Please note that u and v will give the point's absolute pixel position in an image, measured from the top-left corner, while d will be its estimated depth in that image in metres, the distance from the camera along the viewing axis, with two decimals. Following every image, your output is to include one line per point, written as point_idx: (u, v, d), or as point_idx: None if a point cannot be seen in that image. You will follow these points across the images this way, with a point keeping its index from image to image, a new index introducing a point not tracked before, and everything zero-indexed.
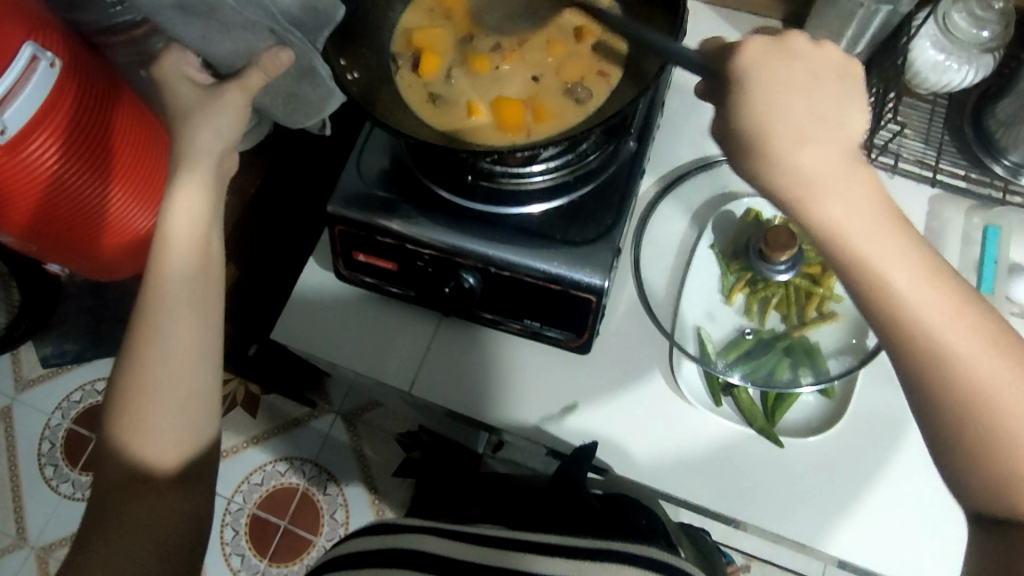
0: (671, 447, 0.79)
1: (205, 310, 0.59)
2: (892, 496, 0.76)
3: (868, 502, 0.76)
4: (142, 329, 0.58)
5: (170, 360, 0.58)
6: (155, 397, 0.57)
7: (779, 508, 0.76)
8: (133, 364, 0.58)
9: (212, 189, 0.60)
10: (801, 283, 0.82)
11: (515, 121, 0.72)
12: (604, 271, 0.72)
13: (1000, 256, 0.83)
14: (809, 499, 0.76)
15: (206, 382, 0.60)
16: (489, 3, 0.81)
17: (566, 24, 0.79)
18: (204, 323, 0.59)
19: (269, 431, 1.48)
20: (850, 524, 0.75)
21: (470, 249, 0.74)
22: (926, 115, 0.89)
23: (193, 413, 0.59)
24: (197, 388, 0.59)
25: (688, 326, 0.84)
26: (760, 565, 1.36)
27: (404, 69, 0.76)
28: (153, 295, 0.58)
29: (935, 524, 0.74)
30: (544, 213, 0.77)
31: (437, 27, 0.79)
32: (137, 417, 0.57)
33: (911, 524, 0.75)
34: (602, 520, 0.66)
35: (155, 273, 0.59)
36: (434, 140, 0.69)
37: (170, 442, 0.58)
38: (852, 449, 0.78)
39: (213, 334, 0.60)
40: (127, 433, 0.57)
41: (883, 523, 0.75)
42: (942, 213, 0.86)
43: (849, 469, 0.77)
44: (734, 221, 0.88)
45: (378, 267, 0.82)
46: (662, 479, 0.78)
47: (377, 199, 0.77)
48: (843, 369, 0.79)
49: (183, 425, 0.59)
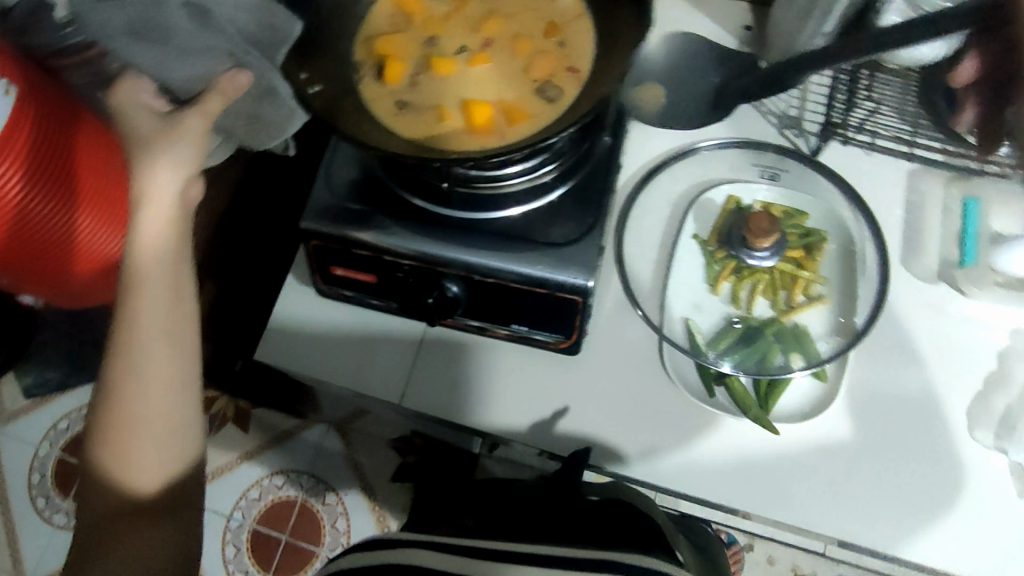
0: (682, 445, 0.78)
1: (179, 340, 0.57)
2: (953, 489, 0.75)
3: (919, 502, 0.75)
4: (116, 366, 0.55)
5: (147, 394, 0.56)
6: (135, 430, 0.56)
7: (820, 505, 0.75)
8: (108, 397, 0.56)
9: (177, 219, 0.57)
10: (785, 267, 0.83)
11: (487, 124, 0.71)
12: (589, 271, 0.71)
13: (981, 227, 0.84)
14: (849, 494, 0.76)
15: (185, 409, 0.58)
16: (451, 5, 0.78)
17: (532, 20, 0.77)
18: (179, 355, 0.57)
19: (261, 446, 1.46)
20: (899, 522, 0.74)
21: (452, 258, 0.73)
22: (900, 89, 0.88)
23: (174, 440, 0.58)
24: (177, 415, 0.58)
25: (676, 318, 0.84)
26: (763, 542, 1.36)
27: (367, 79, 0.74)
28: (124, 326, 0.55)
29: (959, 509, 0.74)
30: (524, 216, 0.75)
31: (399, 32, 0.76)
32: (120, 450, 0.56)
33: (963, 524, 0.74)
34: (603, 526, 0.65)
35: (125, 303, 0.56)
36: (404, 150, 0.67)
37: (154, 473, 0.57)
38: (888, 439, 0.77)
39: (190, 363, 0.59)
40: (111, 465, 0.56)
41: (937, 525, 0.74)
42: (921, 186, 0.88)
43: (885, 463, 0.77)
44: (714, 209, 0.88)
45: (357, 280, 0.80)
46: (682, 481, 0.77)
47: (350, 212, 0.76)
48: (832, 351, 0.80)
49: (166, 455, 0.57)
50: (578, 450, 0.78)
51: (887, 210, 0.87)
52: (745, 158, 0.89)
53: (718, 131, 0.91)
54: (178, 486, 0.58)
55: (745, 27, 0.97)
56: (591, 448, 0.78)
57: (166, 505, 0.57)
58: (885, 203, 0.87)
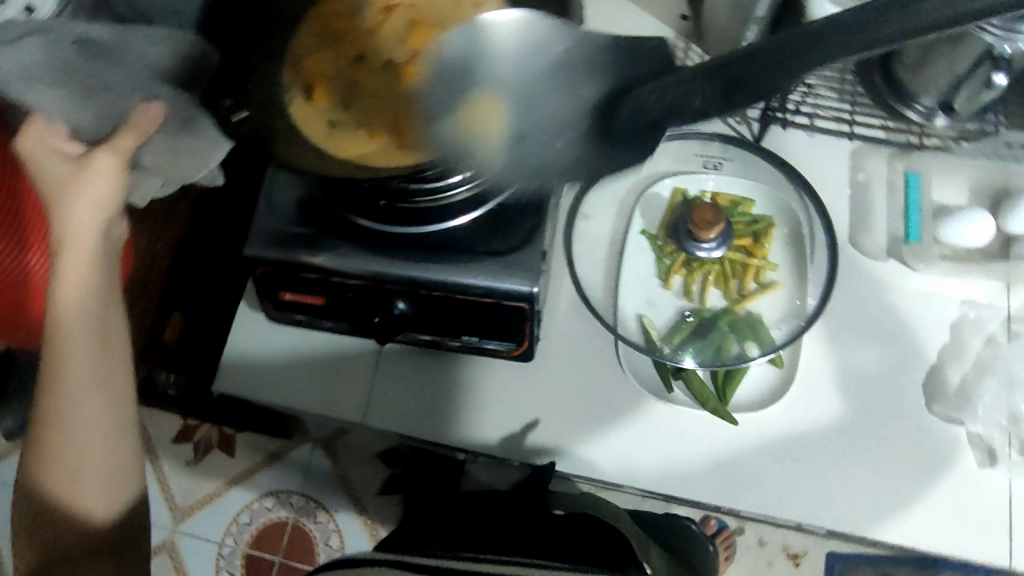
0: (650, 445, 0.78)
1: (108, 379, 0.57)
2: (922, 464, 0.76)
3: (891, 479, 0.75)
4: (47, 407, 0.56)
5: (79, 434, 0.57)
6: (73, 466, 0.57)
7: (792, 492, 0.76)
8: (44, 435, 0.57)
9: (99, 261, 0.57)
10: (735, 256, 0.83)
11: (416, 138, 0.71)
12: (533, 276, 0.71)
13: (924, 202, 0.85)
14: (820, 479, 0.76)
15: (124, 442, 0.59)
16: (376, 19, 0.78)
17: (458, 29, 0.77)
18: (113, 392, 0.58)
19: (252, 469, 1.41)
20: (872, 501, 0.75)
21: (398, 275, 0.72)
22: (838, 68, 0.87)
23: (115, 472, 0.59)
24: (116, 449, 0.59)
25: (630, 315, 0.83)
26: None
27: (295, 102, 0.71)
28: (52, 371, 0.56)
29: (927, 484, 0.75)
30: (468, 226, 0.75)
31: (324, 49, 0.75)
32: (64, 485, 0.57)
33: (933, 497, 0.75)
34: (571, 546, 0.64)
35: (51, 348, 0.56)
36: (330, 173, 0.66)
37: (102, 503, 0.59)
38: (855, 420, 0.78)
39: (123, 397, 0.59)
40: (57, 500, 0.58)
41: (909, 500, 0.75)
42: (865, 164, 0.87)
43: (854, 444, 0.77)
44: (663, 203, 0.88)
45: (306, 304, 0.80)
46: (652, 480, 0.77)
47: (293, 236, 0.75)
48: (786, 335, 0.80)
49: (107, 484, 0.59)
50: (545, 464, 0.78)
51: (833, 190, 0.87)
52: (688, 149, 0.89)
53: None
54: (124, 514, 0.60)
55: (682, 17, 0.95)
56: (555, 461, 0.78)
57: (112, 535, 0.60)
58: (831, 184, 0.87)
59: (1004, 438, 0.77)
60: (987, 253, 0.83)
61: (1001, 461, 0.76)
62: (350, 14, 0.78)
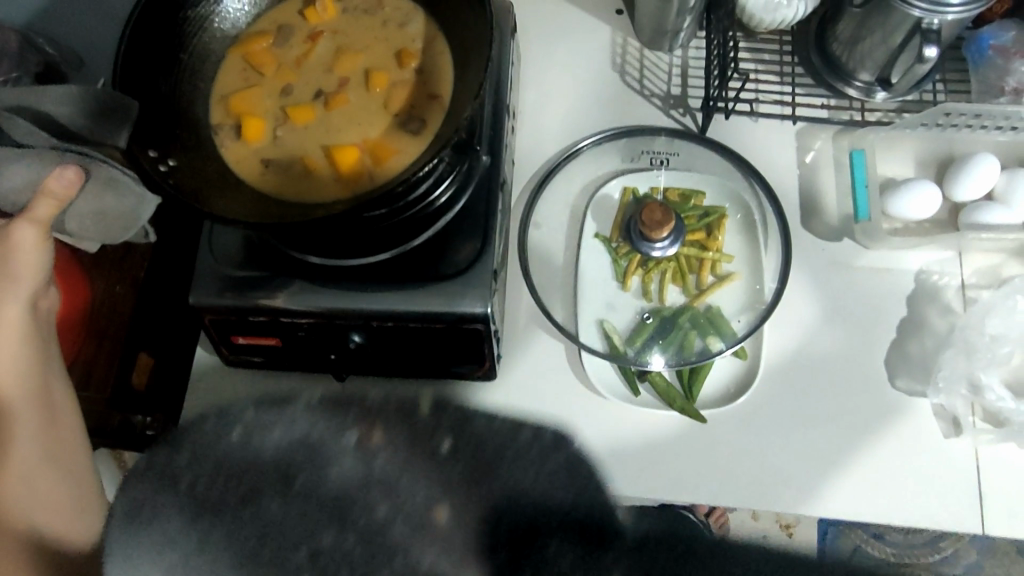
0: (629, 448, 0.77)
1: (59, 454, 0.55)
2: (893, 438, 0.76)
3: (863, 455, 0.76)
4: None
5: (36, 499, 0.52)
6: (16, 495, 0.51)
7: (767, 484, 0.75)
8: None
9: (32, 338, 0.57)
10: (689, 252, 0.83)
11: (354, 168, 0.69)
12: (485, 298, 0.70)
13: (870, 177, 0.83)
14: (793, 467, 0.76)
15: (87, 492, 0.56)
16: (301, 48, 0.76)
17: (386, 52, 0.75)
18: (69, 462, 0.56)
19: None
20: (850, 480, 0.75)
21: (348, 310, 0.71)
22: (775, 54, 0.89)
23: (78, 504, 0.55)
24: (82, 493, 0.56)
25: (591, 321, 0.82)
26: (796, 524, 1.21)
27: (228, 140, 0.71)
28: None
29: (902, 459, 0.76)
30: (420, 250, 0.73)
31: (253, 86, 0.74)
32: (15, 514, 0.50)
33: (909, 470, 0.75)
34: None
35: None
36: (255, 216, 0.63)
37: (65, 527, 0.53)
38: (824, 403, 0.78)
39: (80, 465, 0.57)
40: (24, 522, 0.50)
41: (882, 478, 0.75)
42: (811, 144, 0.87)
43: (826, 427, 0.77)
44: (613, 204, 0.87)
45: (261, 346, 0.78)
46: (638, 488, 0.75)
47: (241, 280, 0.73)
48: (748, 328, 0.80)
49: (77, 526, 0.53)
50: None
51: (783, 175, 0.86)
52: (636, 145, 0.88)
53: (604, 123, 0.89)
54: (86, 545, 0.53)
55: (616, 11, 0.95)
56: None
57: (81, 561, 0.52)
58: (780, 169, 0.86)
59: (966, 406, 0.76)
60: (937, 223, 0.83)
61: (967, 430, 0.76)
62: (273, 47, 0.76)
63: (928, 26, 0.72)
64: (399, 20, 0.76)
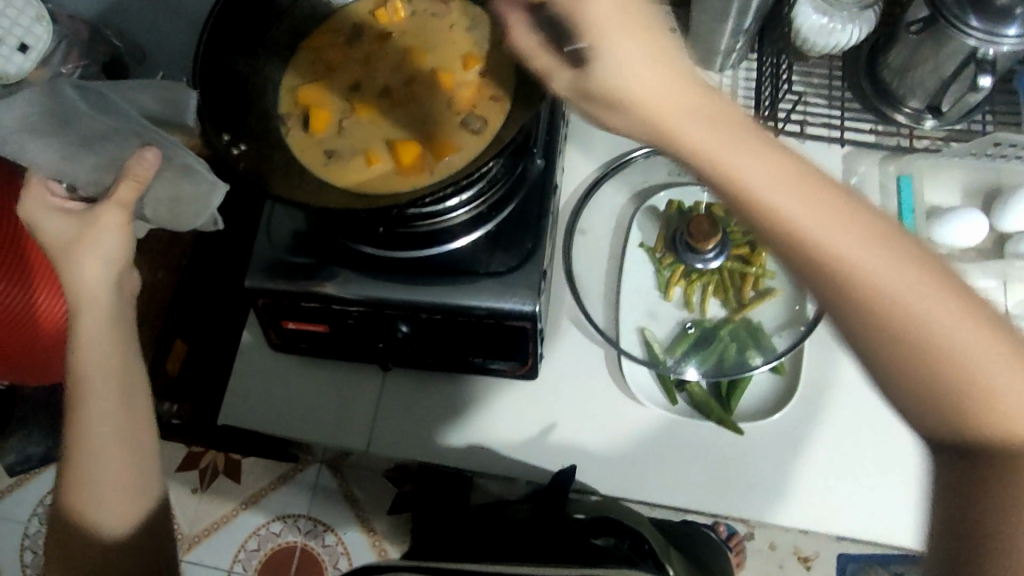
0: (665, 454, 0.78)
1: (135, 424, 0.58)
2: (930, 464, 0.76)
3: (899, 479, 0.76)
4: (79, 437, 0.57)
5: (110, 471, 0.57)
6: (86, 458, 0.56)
7: (800, 502, 0.75)
8: (76, 461, 0.57)
9: (115, 319, 0.58)
10: (733, 266, 0.83)
11: (414, 163, 0.71)
12: (534, 297, 0.71)
13: (917, 204, 0.86)
14: (827, 486, 0.76)
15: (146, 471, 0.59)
16: (371, 47, 0.79)
17: (453, 53, 0.78)
18: (127, 443, 0.58)
19: (259, 493, 1.21)
20: (883, 503, 0.75)
21: (399, 299, 0.72)
22: (824, 78, 0.91)
23: (128, 477, 0.58)
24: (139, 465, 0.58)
25: (632, 329, 0.84)
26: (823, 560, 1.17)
27: (295, 130, 0.74)
28: (80, 420, 0.57)
29: None
30: (471, 247, 0.75)
31: (322, 80, 0.77)
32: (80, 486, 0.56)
33: None
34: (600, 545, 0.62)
35: (78, 408, 0.57)
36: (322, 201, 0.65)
37: (107, 500, 0.57)
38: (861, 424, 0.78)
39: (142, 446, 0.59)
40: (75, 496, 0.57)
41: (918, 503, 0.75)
42: (858, 168, 0.88)
43: (862, 448, 0.77)
44: (659, 216, 0.88)
45: (309, 331, 0.80)
46: (668, 495, 0.76)
47: (297, 266, 0.75)
48: (788, 343, 0.80)
49: (127, 515, 0.58)
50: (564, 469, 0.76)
51: None
52: None
53: None
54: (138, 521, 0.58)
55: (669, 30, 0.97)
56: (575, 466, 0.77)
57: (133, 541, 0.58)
58: None
59: None
60: (982, 251, 0.83)
61: None
62: (344, 45, 0.79)
63: (982, 56, 0.73)
64: (465, 24, 0.79)
